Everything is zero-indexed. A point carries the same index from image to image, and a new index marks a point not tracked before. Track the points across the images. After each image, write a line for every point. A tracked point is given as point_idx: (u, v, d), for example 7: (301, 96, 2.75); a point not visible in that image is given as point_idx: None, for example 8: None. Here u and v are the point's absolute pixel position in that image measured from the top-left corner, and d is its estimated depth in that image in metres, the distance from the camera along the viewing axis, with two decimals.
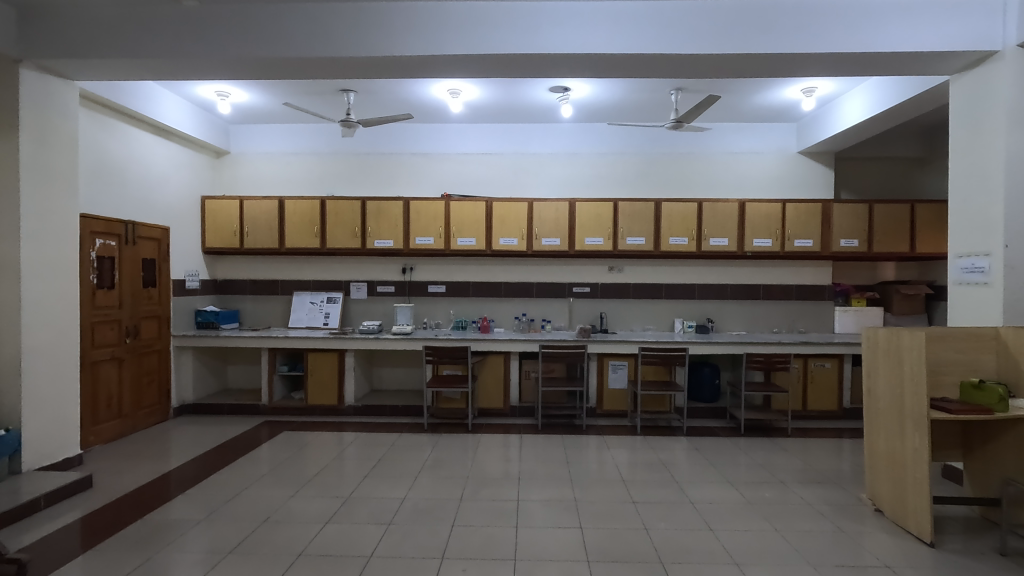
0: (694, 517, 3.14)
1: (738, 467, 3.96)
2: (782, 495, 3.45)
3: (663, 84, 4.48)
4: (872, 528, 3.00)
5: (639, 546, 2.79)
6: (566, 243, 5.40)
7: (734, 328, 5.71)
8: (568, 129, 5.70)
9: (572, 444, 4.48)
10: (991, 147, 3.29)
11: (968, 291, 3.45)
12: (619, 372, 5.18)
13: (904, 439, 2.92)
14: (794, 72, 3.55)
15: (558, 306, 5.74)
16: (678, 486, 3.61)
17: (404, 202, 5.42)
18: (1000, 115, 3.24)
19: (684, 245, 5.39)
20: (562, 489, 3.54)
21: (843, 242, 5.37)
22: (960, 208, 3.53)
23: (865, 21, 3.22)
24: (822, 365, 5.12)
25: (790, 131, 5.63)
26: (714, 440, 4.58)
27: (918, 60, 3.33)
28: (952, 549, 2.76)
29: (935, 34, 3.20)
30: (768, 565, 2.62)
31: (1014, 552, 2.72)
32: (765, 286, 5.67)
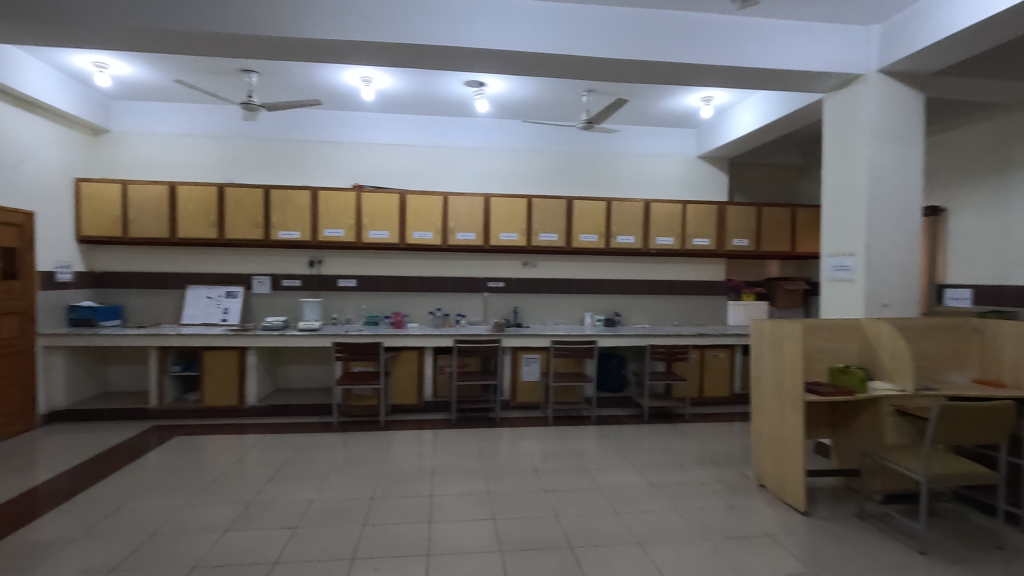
0: (602, 502, 3.30)
1: (643, 452, 4.20)
2: (681, 477, 3.70)
3: (574, 86, 4.62)
4: (757, 502, 3.30)
5: (551, 533, 2.88)
6: (480, 238, 5.42)
7: (640, 321, 6.02)
8: (484, 124, 5.71)
9: (486, 437, 4.52)
10: (857, 158, 3.71)
11: (837, 286, 3.88)
12: (533, 365, 5.29)
13: (784, 421, 3.24)
14: (692, 81, 3.79)
15: (473, 301, 5.75)
16: (587, 473, 3.76)
17: (312, 191, 5.18)
18: (864, 132, 3.66)
19: (594, 242, 5.61)
20: (477, 481, 3.57)
21: (735, 242, 5.83)
22: (831, 212, 3.96)
23: (754, 40, 3.50)
24: (717, 355, 5.52)
25: (690, 137, 6.01)
26: (620, 428, 4.82)
27: (798, 78, 3.69)
28: (821, 516, 3.11)
29: (813, 55, 3.56)
30: (668, 542, 2.81)
31: (870, 515, 3.11)
32: (667, 281, 6.03)
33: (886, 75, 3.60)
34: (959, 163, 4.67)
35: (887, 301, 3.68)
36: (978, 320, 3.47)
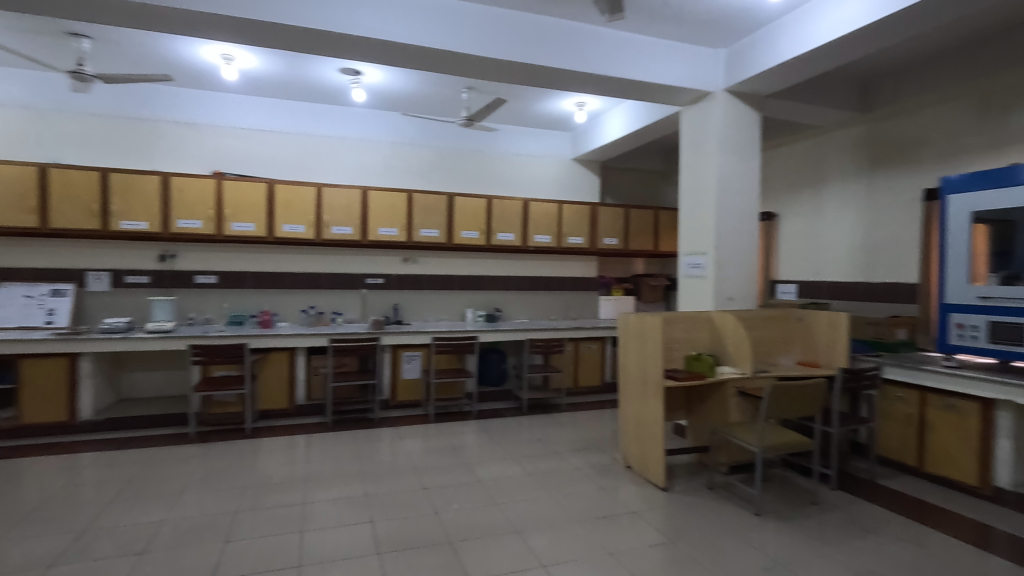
0: (482, 495, 3.35)
1: (521, 443, 4.33)
2: (557, 464, 3.88)
3: (454, 82, 4.62)
4: (623, 482, 3.57)
5: (431, 530, 2.87)
6: (358, 232, 5.22)
7: (519, 316, 6.19)
8: (361, 115, 5.51)
9: (364, 439, 4.37)
10: (708, 167, 4.13)
11: (691, 282, 4.30)
12: (413, 362, 5.21)
13: (647, 406, 3.53)
14: (566, 86, 3.97)
15: (350, 297, 5.53)
16: (467, 467, 3.80)
17: (162, 176, 4.63)
18: (713, 144, 4.08)
19: (474, 239, 5.66)
20: (354, 485, 3.45)
21: (606, 241, 6.21)
22: (686, 215, 4.36)
23: (621, 52, 3.76)
24: (590, 347, 5.85)
25: (565, 139, 6.30)
26: (500, 421, 4.93)
27: (659, 91, 4.02)
28: (678, 490, 3.44)
29: (671, 70, 3.90)
30: (543, 528, 2.93)
31: (718, 486, 3.50)
32: (545, 278, 6.27)
33: (730, 94, 4.05)
34: (787, 175, 5.40)
35: (732, 295, 4.15)
36: (801, 311, 4.04)
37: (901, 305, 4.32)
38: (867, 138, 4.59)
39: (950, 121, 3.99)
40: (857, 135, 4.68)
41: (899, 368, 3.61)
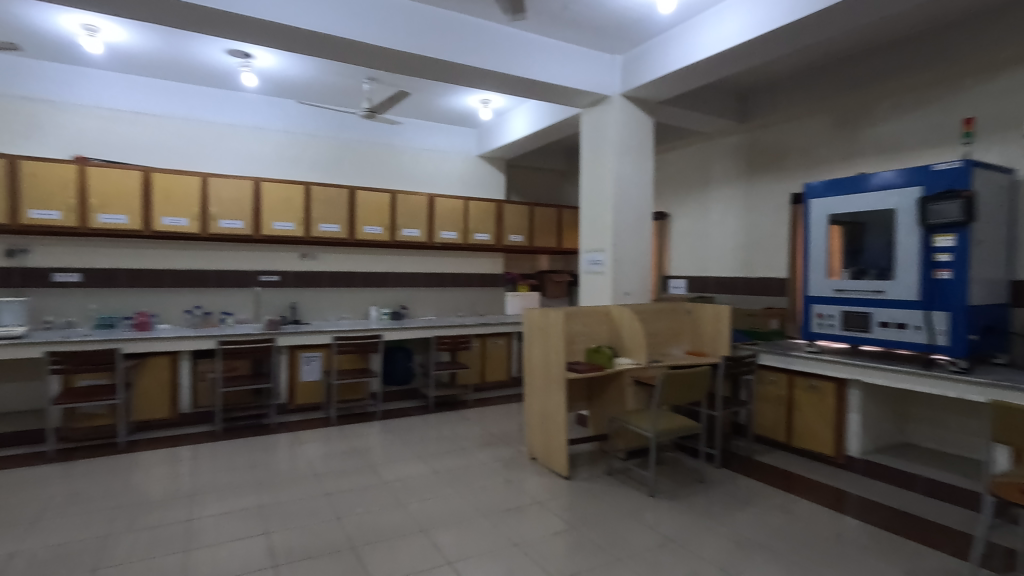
0: (387, 496, 3.28)
1: (428, 442, 4.29)
2: (464, 461, 3.89)
3: (355, 72, 4.46)
4: (529, 474, 3.65)
5: (332, 537, 2.77)
6: (250, 226, 4.88)
7: (425, 313, 6.11)
8: (252, 101, 5.15)
9: (259, 446, 4.11)
10: (606, 168, 4.32)
11: (592, 278, 4.48)
12: (313, 363, 4.98)
13: (551, 398, 3.63)
14: (470, 83, 3.97)
15: (242, 296, 5.16)
16: (372, 469, 3.70)
17: (9, 159, 4.04)
18: (612, 146, 4.28)
19: (378, 235, 5.51)
20: (247, 496, 3.23)
21: (511, 237, 6.30)
22: (587, 213, 4.53)
23: (523, 52, 3.83)
24: (496, 342, 5.91)
25: (471, 136, 6.30)
26: (406, 420, 4.85)
27: (560, 92, 4.15)
28: (580, 478, 3.58)
29: (571, 72, 4.04)
30: (450, 525, 2.93)
31: (617, 471, 3.69)
32: (452, 274, 6.24)
33: (627, 99, 4.27)
34: (677, 178, 5.78)
35: (628, 290, 4.37)
36: (689, 304, 4.35)
37: (773, 298, 4.79)
38: (744, 146, 5.03)
39: (811, 134, 4.48)
40: (736, 143, 5.11)
41: (772, 354, 4.00)
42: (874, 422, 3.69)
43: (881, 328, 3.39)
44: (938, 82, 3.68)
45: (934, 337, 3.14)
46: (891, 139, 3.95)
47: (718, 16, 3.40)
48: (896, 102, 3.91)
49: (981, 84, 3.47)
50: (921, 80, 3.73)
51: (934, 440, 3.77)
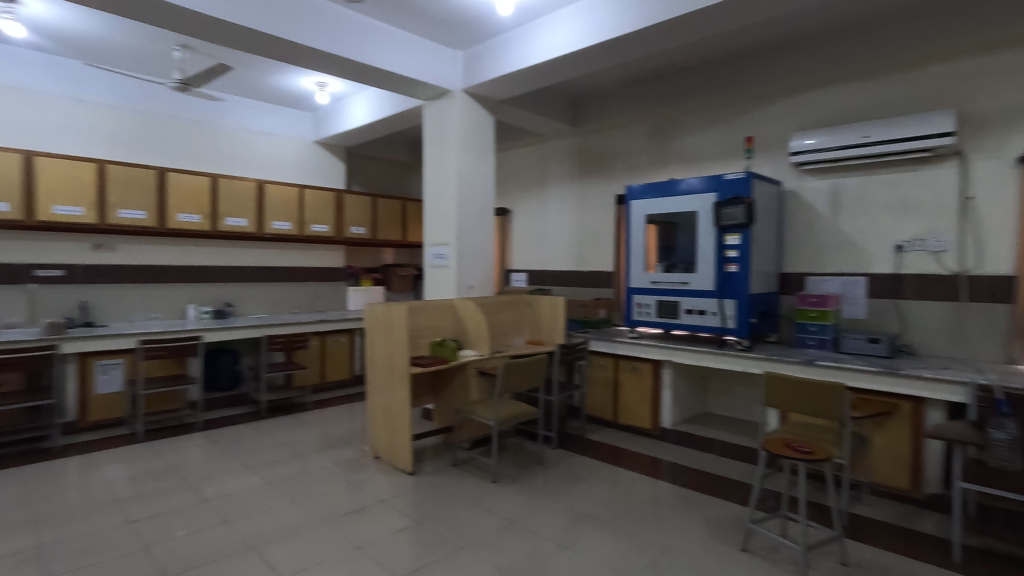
0: (208, 515, 2.94)
1: (259, 450, 3.94)
2: (301, 467, 3.64)
3: (162, 36, 3.88)
4: (372, 473, 3.55)
5: (137, 570, 2.41)
6: (20, 210, 4.01)
7: (256, 311, 5.59)
8: (20, 56, 4.21)
9: (37, 475, 3.41)
10: (449, 163, 4.34)
11: (436, 272, 4.48)
12: (112, 372, 4.25)
13: (395, 394, 3.57)
14: (303, 62, 3.70)
15: (10, 295, 4.22)
16: (190, 488, 3.29)
17: None
18: (454, 140, 4.31)
19: (196, 223, 4.89)
20: (19, 537, 2.66)
21: (353, 230, 6.03)
22: (430, 207, 4.52)
23: (361, 36, 3.68)
24: (337, 339, 5.63)
25: (306, 120, 5.89)
26: (232, 429, 4.39)
27: (401, 81, 4.06)
28: (424, 472, 3.57)
29: (412, 63, 3.98)
30: (284, 537, 2.73)
31: (461, 462, 3.75)
32: (286, 268, 5.79)
33: (468, 95, 4.33)
34: (517, 176, 6.02)
35: (472, 283, 4.46)
36: (529, 297, 4.57)
37: (602, 290, 5.24)
38: (577, 148, 5.41)
39: (633, 141, 4.97)
40: (570, 146, 5.47)
41: (600, 341, 4.38)
42: (682, 396, 4.24)
43: (687, 315, 3.91)
44: (729, 104, 4.32)
45: (726, 321, 3.70)
46: (695, 150, 4.54)
47: (551, 23, 3.61)
48: (699, 119, 4.51)
49: (759, 110, 4.16)
50: (718, 102, 4.34)
51: (726, 408, 4.46)
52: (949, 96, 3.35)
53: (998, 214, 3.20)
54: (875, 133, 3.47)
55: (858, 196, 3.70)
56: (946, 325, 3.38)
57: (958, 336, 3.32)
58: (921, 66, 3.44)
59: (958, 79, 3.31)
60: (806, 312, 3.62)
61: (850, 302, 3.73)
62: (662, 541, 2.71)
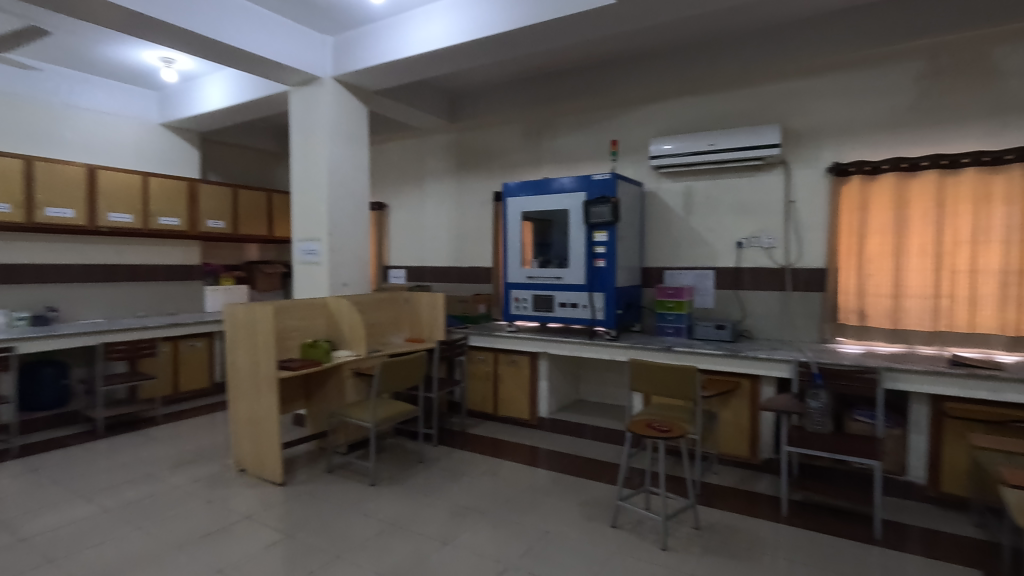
0: (28, 555, 2.51)
1: (96, 475, 3.44)
2: (149, 489, 3.25)
3: None
4: (236, 488, 3.26)
5: None
6: None
7: (88, 316, 4.87)
8: None
9: None
10: (319, 154, 4.12)
11: (306, 269, 4.23)
12: None
13: (261, 401, 3.32)
14: (141, 33, 3.28)
15: None
16: (3, 526, 2.78)
17: None
18: (324, 129, 4.09)
19: (5, 214, 4.14)
20: None
21: (209, 223, 5.48)
22: (299, 200, 4.25)
23: (214, 10, 3.34)
24: (193, 345, 5.09)
25: (150, 100, 5.24)
26: (60, 453, 3.79)
27: (262, 64, 3.76)
28: (297, 481, 3.36)
29: (275, 45, 3.70)
30: (129, 570, 2.41)
31: (337, 467, 3.59)
32: (127, 266, 5.11)
33: (339, 83, 4.13)
34: (393, 170, 5.87)
35: (347, 280, 4.28)
36: (408, 293, 4.49)
37: (481, 285, 5.31)
38: (454, 145, 5.41)
39: (509, 140, 5.08)
40: (447, 142, 5.46)
41: (479, 336, 4.44)
42: (558, 386, 4.43)
43: (561, 308, 4.10)
44: (596, 109, 4.58)
45: (596, 313, 3.94)
46: (566, 151, 4.76)
47: (425, 16, 3.55)
48: (570, 121, 4.72)
49: (622, 116, 4.46)
50: (585, 106, 4.59)
51: (597, 395, 4.74)
52: (776, 113, 3.85)
53: (813, 216, 3.75)
54: (719, 142, 3.89)
55: (706, 198, 4.12)
56: (776, 312, 3.89)
57: (785, 321, 3.85)
58: (755, 85, 3.91)
59: (783, 99, 3.82)
60: (664, 302, 3.98)
61: (700, 293, 4.16)
62: (540, 526, 2.81)
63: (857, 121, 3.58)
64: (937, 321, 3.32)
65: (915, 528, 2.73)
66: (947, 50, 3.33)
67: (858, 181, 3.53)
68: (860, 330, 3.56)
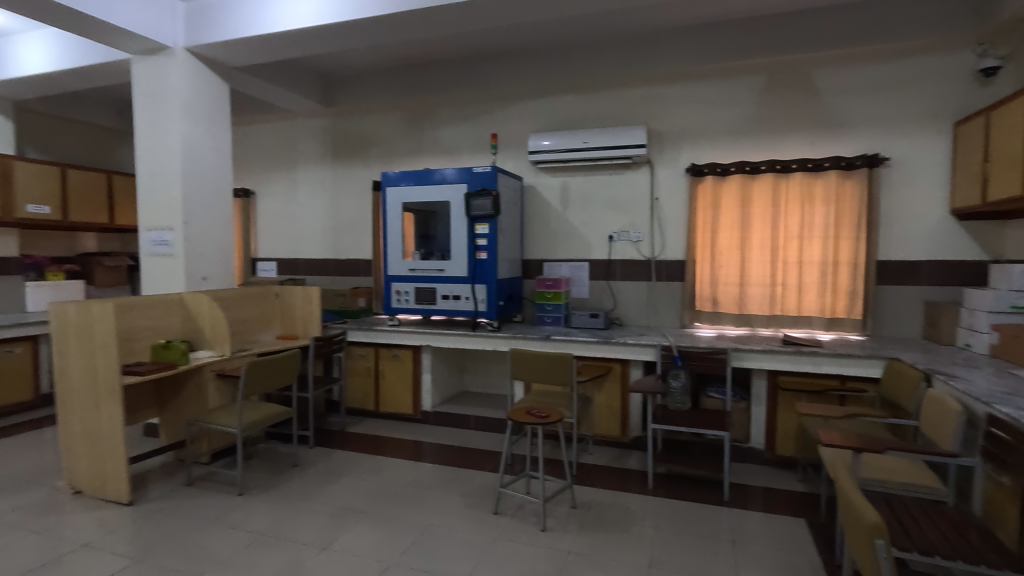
0: None
1: None
2: None
3: None
4: (70, 513, 2.85)
5: None
6: None
7: None
8: None
9: None
10: (169, 133, 3.68)
11: (156, 261, 3.79)
12: None
13: (101, 412, 2.92)
14: None
15: None
16: None
17: None
18: (176, 106, 3.67)
19: None
20: None
21: (30, 208, 4.67)
22: (146, 183, 3.78)
23: None
24: (10, 351, 4.33)
25: None
26: None
27: (94, 26, 3.27)
28: (149, 499, 3.01)
29: (110, 4, 3.24)
30: None
31: (198, 479, 3.27)
32: None
33: (193, 55, 3.72)
34: (260, 154, 5.44)
35: (207, 274, 3.89)
36: (279, 287, 4.19)
37: (360, 278, 5.11)
38: (329, 130, 5.13)
39: (388, 128, 4.93)
40: (322, 126, 5.16)
41: (359, 331, 4.27)
42: (441, 379, 4.41)
43: (443, 300, 4.08)
44: (477, 101, 4.60)
45: (478, 305, 3.97)
46: (447, 142, 4.72)
47: None
48: (451, 112, 4.69)
49: (501, 110, 4.52)
50: (466, 98, 4.58)
51: (481, 385, 4.80)
52: (642, 115, 4.13)
53: (674, 212, 4.09)
54: (593, 140, 4.09)
55: (581, 194, 4.33)
56: (643, 301, 4.20)
57: (651, 309, 4.17)
58: (625, 88, 4.16)
59: (649, 102, 4.11)
60: (544, 293, 4.11)
61: (576, 284, 4.36)
62: (424, 520, 2.79)
63: (710, 127, 3.96)
64: (773, 306, 3.80)
65: (756, 488, 3.12)
66: (781, 68, 3.79)
67: (711, 181, 3.91)
68: (713, 316, 3.97)
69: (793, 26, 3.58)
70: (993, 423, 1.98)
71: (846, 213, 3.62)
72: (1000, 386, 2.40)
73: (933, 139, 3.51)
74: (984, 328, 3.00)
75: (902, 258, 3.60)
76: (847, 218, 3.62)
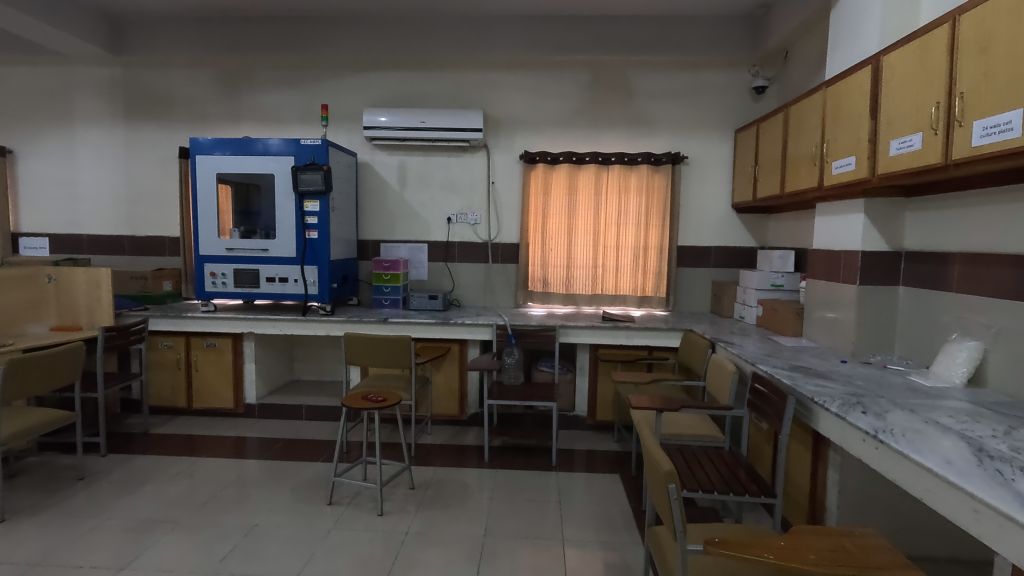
0: None
1: None
2: None
3: None
4: None
5: None
6: None
7: None
8: None
9: None
10: None
11: None
12: None
13: None
14: None
15: None
16: None
17: None
18: None
19: None
20: None
21: None
22: None
23: None
24: None
25: None
26: None
27: None
28: None
29: None
30: None
31: None
32: None
33: None
34: (20, 105, 4.41)
35: None
36: (53, 269, 3.47)
37: (165, 259, 4.46)
38: (118, 83, 4.35)
39: (196, 86, 4.32)
40: (108, 78, 4.35)
41: (164, 318, 3.73)
42: (268, 368, 4.07)
43: (268, 283, 3.75)
44: (305, 67, 4.25)
45: (308, 288, 3.73)
46: (270, 110, 4.31)
47: None
48: (274, 76, 4.27)
49: (333, 80, 4.24)
50: (291, 63, 4.20)
51: (313, 372, 4.54)
52: (478, 99, 4.19)
53: (509, 196, 4.25)
54: (431, 121, 4.05)
55: (419, 174, 4.27)
56: (480, 282, 4.32)
57: (487, 291, 4.31)
58: (461, 70, 4.18)
59: (485, 87, 4.18)
60: (381, 275, 4.00)
61: (415, 266, 4.32)
62: (248, 521, 2.58)
63: (541, 117, 4.17)
64: (595, 286, 4.18)
65: (579, 451, 3.44)
66: (602, 67, 4.12)
67: (543, 168, 4.12)
68: (544, 295, 4.24)
69: (613, 29, 3.91)
70: (756, 379, 2.41)
71: (654, 203, 4.09)
72: (762, 349, 2.95)
73: (719, 143, 4.12)
74: (753, 303, 3.65)
75: (697, 244, 4.21)
76: (655, 208, 4.09)
